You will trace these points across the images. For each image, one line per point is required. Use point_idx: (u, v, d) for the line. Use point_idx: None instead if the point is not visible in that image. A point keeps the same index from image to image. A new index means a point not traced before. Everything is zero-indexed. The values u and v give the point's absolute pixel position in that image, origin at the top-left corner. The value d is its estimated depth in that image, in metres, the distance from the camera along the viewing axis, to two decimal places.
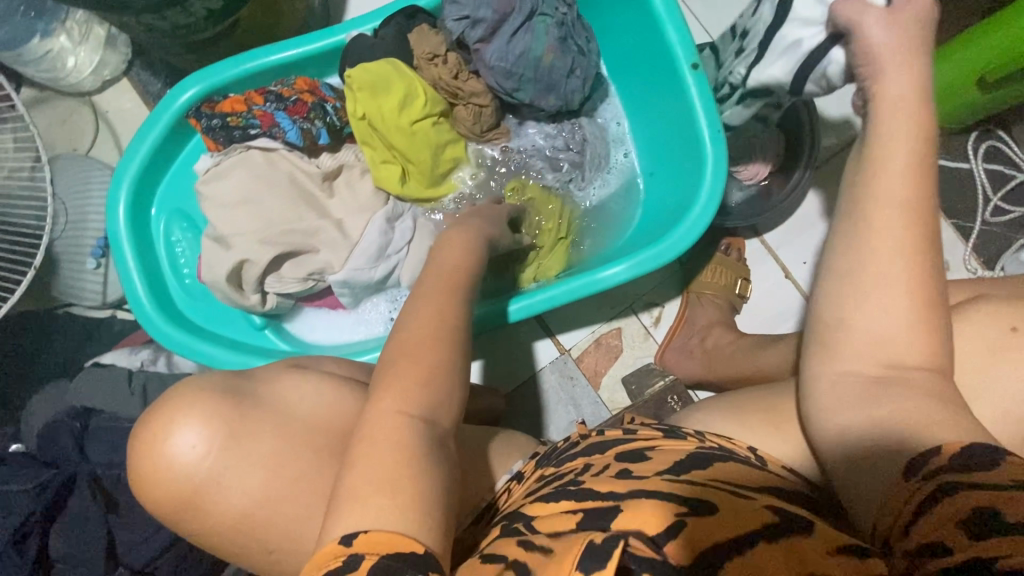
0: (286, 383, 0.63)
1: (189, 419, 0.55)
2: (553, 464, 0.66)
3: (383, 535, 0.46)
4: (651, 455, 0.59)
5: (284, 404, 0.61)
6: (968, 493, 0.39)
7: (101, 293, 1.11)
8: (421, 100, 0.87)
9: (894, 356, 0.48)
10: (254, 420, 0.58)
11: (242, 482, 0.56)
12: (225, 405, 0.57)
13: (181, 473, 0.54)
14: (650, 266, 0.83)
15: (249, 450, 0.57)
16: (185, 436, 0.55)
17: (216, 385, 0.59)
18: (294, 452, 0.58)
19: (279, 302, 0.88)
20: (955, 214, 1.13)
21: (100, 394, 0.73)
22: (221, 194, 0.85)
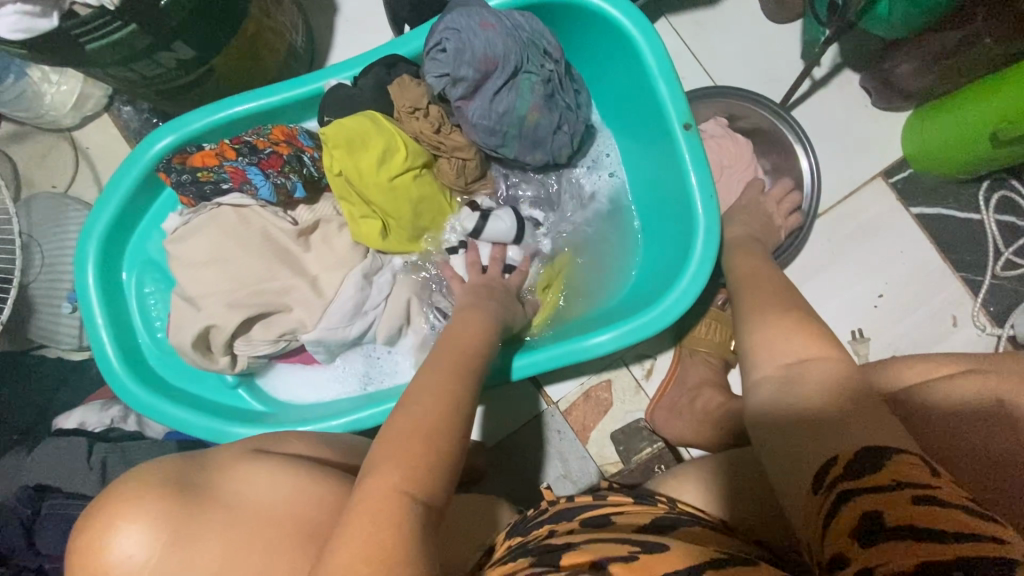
0: (249, 467, 0.57)
1: (133, 523, 0.48)
2: (522, 532, 0.62)
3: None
4: (618, 521, 0.59)
5: (246, 497, 0.54)
6: (858, 502, 0.39)
7: (77, 337, 1.08)
8: (401, 154, 0.83)
9: (789, 355, 0.53)
10: (206, 520, 0.51)
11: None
12: (173, 503, 0.50)
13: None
14: (638, 334, 0.79)
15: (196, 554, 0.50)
16: (127, 543, 0.48)
17: (166, 476, 0.52)
18: (247, 550, 0.51)
19: (250, 362, 0.85)
20: (964, 267, 1.08)
21: (57, 471, 0.70)
22: (189, 253, 0.81)
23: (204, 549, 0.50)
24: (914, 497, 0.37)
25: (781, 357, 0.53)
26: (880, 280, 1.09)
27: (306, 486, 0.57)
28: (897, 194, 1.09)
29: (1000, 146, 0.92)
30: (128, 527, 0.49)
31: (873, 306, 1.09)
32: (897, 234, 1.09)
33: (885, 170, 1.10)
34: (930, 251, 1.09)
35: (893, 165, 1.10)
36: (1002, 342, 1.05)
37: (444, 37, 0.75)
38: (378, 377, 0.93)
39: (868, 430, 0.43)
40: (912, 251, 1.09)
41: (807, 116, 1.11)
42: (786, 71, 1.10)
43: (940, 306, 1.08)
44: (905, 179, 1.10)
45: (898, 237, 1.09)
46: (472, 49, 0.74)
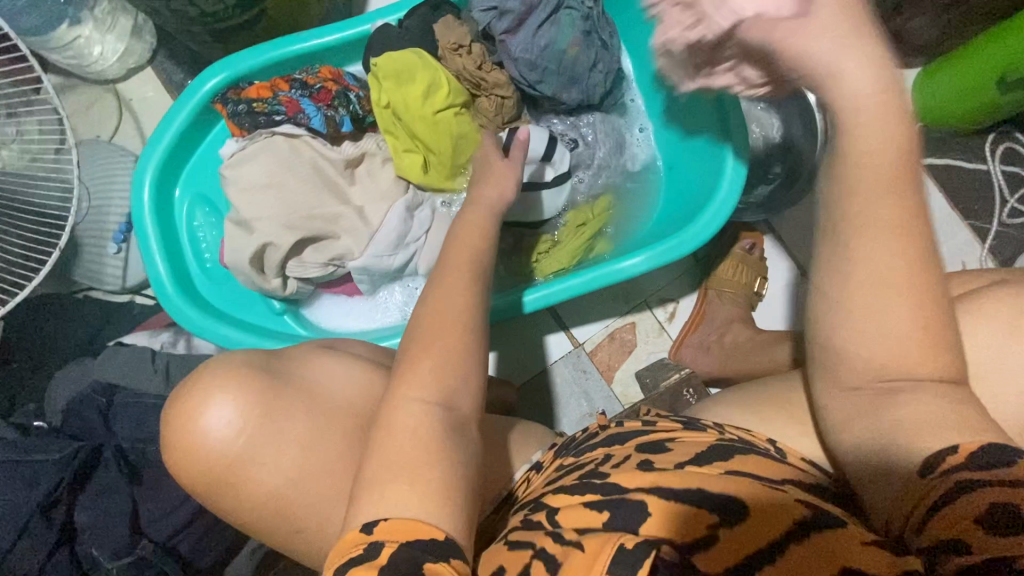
0: (320, 362, 0.64)
1: (222, 396, 0.56)
2: (574, 454, 0.66)
3: (405, 521, 0.46)
4: (672, 447, 0.59)
5: (321, 381, 0.62)
6: (984, 492, 0.41)
7: (121, 277, 1.10)
8: (445, 90, 0.87)
9: (892, 366, 0.49)
10: (286, 398, 0.59)
11: (276, 459, 0.57)
12: (261, 385, 0.58)
13: (216, 449, 0.56)
14: (669, 257, 0.84)
15: (279, 426, 0.57)
16: (218, 414, 0.56)
17: (250, 363, 0.60)
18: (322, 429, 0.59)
19: (300, 287, 0.89)
20: (972, 215, 1.13)
21: (125, 370, 0.74)
22: (245, 178, 0.86)
23: (290, 424, 0.58)
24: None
25: (887, 359, 0.49)
26: None
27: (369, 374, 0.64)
28: None
29: (1006, 90, 0.99)
30: (222, 399, 0.56)
31: None
32: None
33: None
34: (939, 201, 1.14)
35: None
36: None
37: None
38: None
39: (968, 428, 0.45)
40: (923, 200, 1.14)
41: None
42: None
43: (949, 253, 1.13)
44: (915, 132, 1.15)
45: None
46: None
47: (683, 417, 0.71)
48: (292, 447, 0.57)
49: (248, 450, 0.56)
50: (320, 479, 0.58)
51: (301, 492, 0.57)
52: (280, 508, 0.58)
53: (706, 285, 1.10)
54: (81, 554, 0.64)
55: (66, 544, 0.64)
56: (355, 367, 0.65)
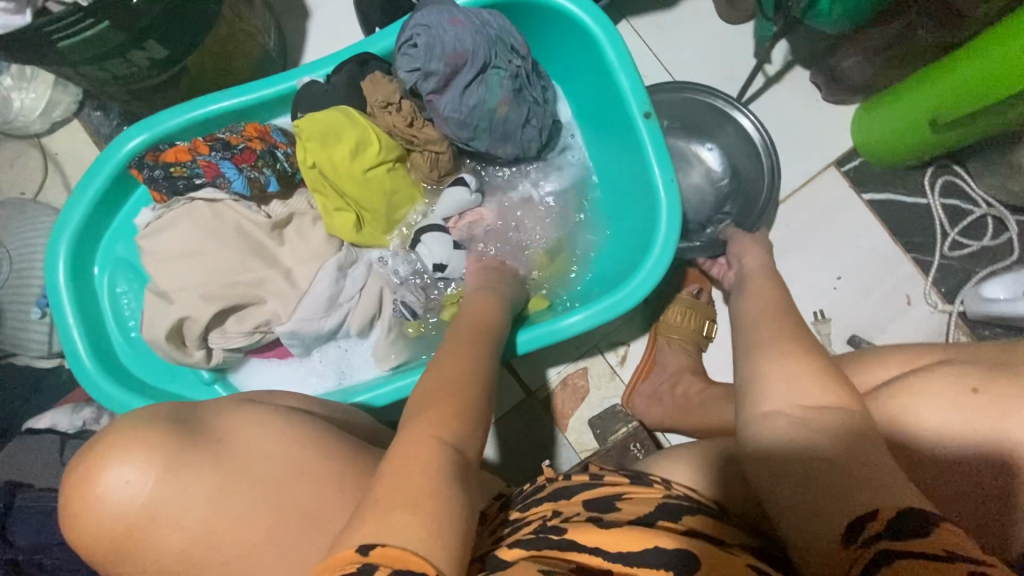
0: (245, 413, 0.58)
1: (126, 452, 0.50)
2: (521, 508, 0.66)
3: (397, 553, 0.40)
4: (620, 506, 0.60)
5: (235, 442, 0.55)
6: (906, 564, 0.36)
7: (48, 343, 1.06)
8: (374, 148, 0.85)
9: (807, 398, 0.45)
10: (203, 454, 0.53)
11: (180, 523, 0.50)
12: (167, 442, 0.52)
13: (116, 512, 0.50)
14: (607, 315, 0.82)
15: (189, 486, 0.51)
16: (119, 473, 0.50)
17: (163, 417, 0.54)
18: (241, 488, 0.52)
19: (226, 356, 0.85)
20: (915, 249, 1.14)
21: (30, 467, 0.70)
22: (164, 247, 0.82)
23: (195, 483, 0.51)
24: (968, 575, 0.35)
25: (798, 395, 0.46)
26: (838, 263, 1.14)
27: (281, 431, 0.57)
28: (850, 182, 1.15)
29: (938, 131, 0.99)
30: (123, 460, 0.50)
31: (832, 288, 1.14)
32: (851, 219, 1.15)
33: (838, 159, 1.16)
34: (882, 235, 1.15)
35: (844, 155, 1.16)
36: (954, 319, 1.11)
37: (415, 32, 0.78)
38: (353, 372, 0.93)
39: (894, 483, 0.40)
40: (867, 235, 1.15)
41: (764, 110, 1.17)
42: (742, 67, 1.17)
43: (894, 287, 1.14)
44: (857, 167, 1.16)
45: (854, 222, 1.15)
46: (441, 45, 0.78)
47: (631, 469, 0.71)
48: (197, 510, 0.51)
49: (149, 513, 0.50)
50: (232, 539, 0.52)
51: (210, 553, 0.51)
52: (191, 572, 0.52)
53: (656, 329, 1.08)
54: None
55: None
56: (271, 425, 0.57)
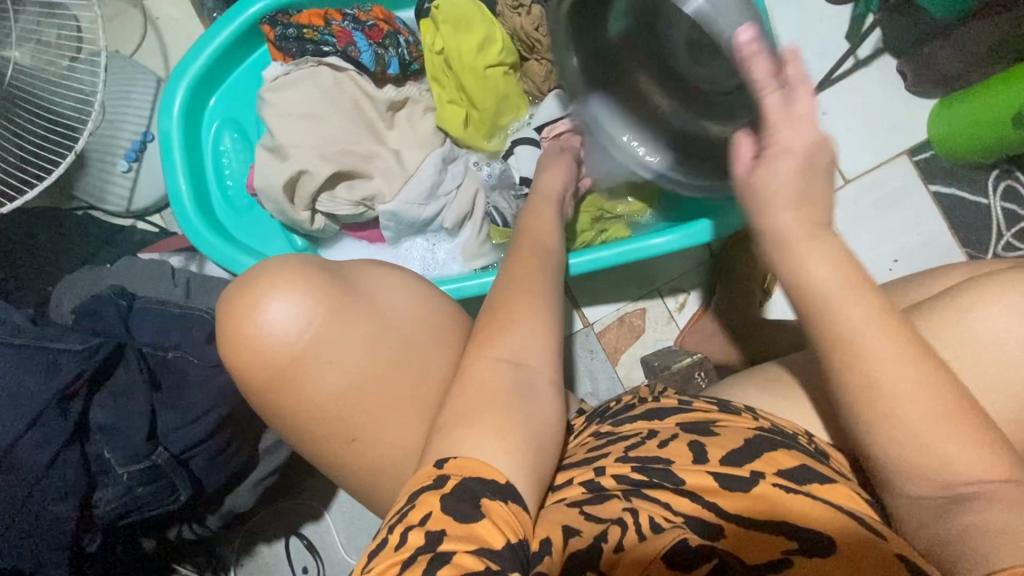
0: (382, 273, 0.60)
1: (286, 290, 0.53)
2: (612, 423, 0.65)
3: (467, 461, 0.48)
4: (719, 432, 0.59)
5: (378, 296, 0.57)
6: None
7: (125, 201, 1.05)
8: (499, 46, 0.87)
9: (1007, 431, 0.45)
10: (352, 306, 0.55)
11: (339, 365, 0.53)
12: (335, 286, 0.55)
13: (276, 345, 0.52)
14: (696, 238, 0.85)
15: (343, 329, 0.54)
16: (277, 308, 0.52)
17: (311, 263, 0.56)
18: (382, 345, 0.55)
19: (326, 225, 0.87)
20: (968, 245, 1.18)
21: (144, 284, 0.71)
22: (286, 103, 0.83)
23: (351, 327, 0.54)
24: None
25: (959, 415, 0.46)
26: (894, 246, 1.19)
27: (432, 305, 0.60)
28: (918, 172, 1.19)
29: None
30: (298, 292, 0.53)
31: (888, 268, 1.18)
32: (911, 206, 1.19)
33: (910, 149, 1.19)
34: (940, 226, 1.19)
35: (917, 145, 1.20)
36: None
37: None
38: (437, 267, 0.95)
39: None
40: (924, 224, 1.19)
41: (849, 91, 1.20)
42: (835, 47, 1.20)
43: None
44: (927, 159, 1.19)
45: (915, 210, 1.19)
46: None
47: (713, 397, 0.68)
48: (357, 354, 0.54)
49: (313, 349, 0.53)
50: (381, 389, 0.55)
51: (358, 400, 0.54)
52: (335, 418, 0.54)
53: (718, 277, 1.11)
54: (91, 454, 0.58)
55: (77, 442, 0.57)
56: (418, 295, 0.60)
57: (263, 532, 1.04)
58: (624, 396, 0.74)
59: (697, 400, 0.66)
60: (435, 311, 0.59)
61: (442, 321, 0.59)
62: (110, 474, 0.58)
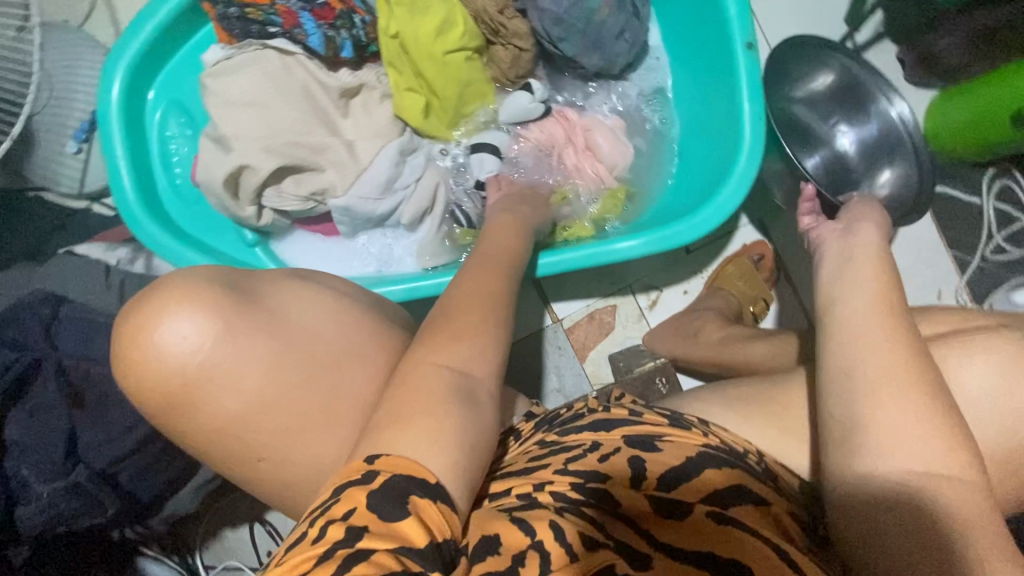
0: (295, 291, 0.56)
1: (182, 311, 0.49)
2: (559, 432, 0.61)
3: (404, 461, 0.45)
4: (662, 448, 0.56)
5: (290, 316, 0.54)
6: None
7: (78, 182, 1.02)
8: (459, 30, 0.81)
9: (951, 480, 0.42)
10: (257, 326, 0.51)
11: (234, 384, 0.50)
12: (231, 298, 0.51)
13: (169, 367, 0.49)
14: (665, 243, 0.81)
15: (245, 351, 0.51)
16: (172, 329, 0.49)
17: (215, 279, 0.52)
18: (288, 370, 0.52)
19: (275, 220, 0.83)
20: (955, 246, 1.13)
21: (74, 283, 0.68)
22: (228, 90, 0.79)
23: (254, 349, 0.51)
24: None
25: (897, 409, 0.44)
26: None
27: (343, 316, 0.56)
28: None
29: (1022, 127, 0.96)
30: (190, 305, 0.49)
31: None
32: None
33: None
34: (927, 225, 1.14)
35: None
36: None
37: None
38: (393, 264, 0.91)
39: None
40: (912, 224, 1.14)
41: None
42: (832, 33, 1.12)
43: (925, 280, 1.13)
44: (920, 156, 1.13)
45: None
46: None
47: (664, 409, 0.66)
48: (254, 374, 0.51)
49: (205, 368, 0.50)
50: (284, 412, 0.52)
51: (257, 424, 0.51)
52: (234, 444, 0.52)
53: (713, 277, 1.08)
54: (9, 472, 0.60)
55: None
56: (336, 310, 0.56)
57: (229, 517, 0.99)
58: (576, 402, 0.70)
59: (650, 412, 0.63)
60: (355, 330, 0.56)
61: (355, 335, 0.56)
62: (31, 491, 0.60)
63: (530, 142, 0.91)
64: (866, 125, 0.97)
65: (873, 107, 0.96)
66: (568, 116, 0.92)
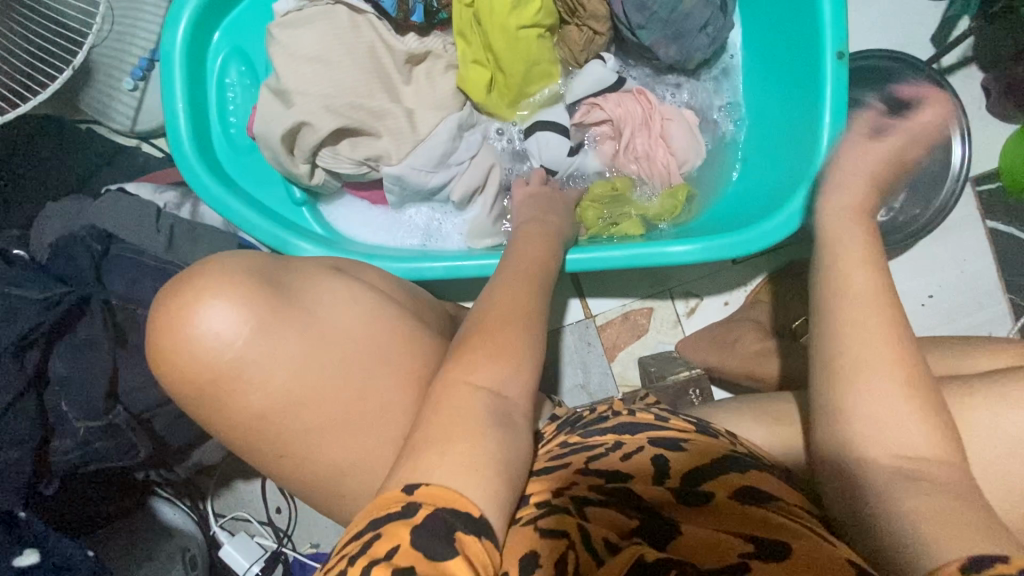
0: (326, 284, 0.58)
1: (218, 300, 0.50)
2: (580, 432, 0.61)
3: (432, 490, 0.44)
4: (686, 448, 0.57)
5: (322, 311, 0.55)
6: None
7: (129, 120, 1.00)
8: (536, 6, 0.78)
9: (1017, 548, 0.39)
10: (293, 319, 0.53)
11: (263, 384, 0.51)
12: (263, 295, 0.52)
13: (203, 360, 0.50)
14: (719, 253, 0.77)
15: (279, 345, 0.52)
16: (209, 319, 0.50)
17: (248, 271, 0.53)
18: (320, 363, 0.54)
19: (327, 180, 0.82)
20: (1014, 290, 1.07)
21: (125, 223, 0.69)
22: (295, 42, 0.77)
23: (288, 343, 0.52)
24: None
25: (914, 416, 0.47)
26: (933, 281, 1.08)
27: (373, 317, 0.58)
28: (978, 204, 1.08)
29: None
30: (219, 304, 0.50)
31: (919, 305, 1.08)
32: (962, 239, 1.08)
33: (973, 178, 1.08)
34: (988, 265, 1.08)
35: (981, 176, 1.08)
36: None
37: None
38: (438, 240, 0.90)
39: None
40: (973, 262, 1.08)
41: None
42: (918, 52, 1.06)
43: (977, 322, 1.07)
44: (990, 191, 1.07)
45: (963, 246, 1.08)
46: None
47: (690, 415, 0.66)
48: (285, 374, 0.52)
49: (235, 368, 0.51)
50: (306, 415, 0.53)
51: (282, 425, 0.53)
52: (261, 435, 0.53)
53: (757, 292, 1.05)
54: (51, 404, 0.60)
55: (34, 392, 0.59)
56: (366, 307, 0.58)
57: (241, 469, 1.01)
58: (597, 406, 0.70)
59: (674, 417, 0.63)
60: (383, 330, 0.58)
61: (384, 337, 0.58)
62: (67, 424, 0.60)
63: (606, 115, 0.86)
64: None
65: (935, 137, 0.95)
66: (646, 95, 0.86)
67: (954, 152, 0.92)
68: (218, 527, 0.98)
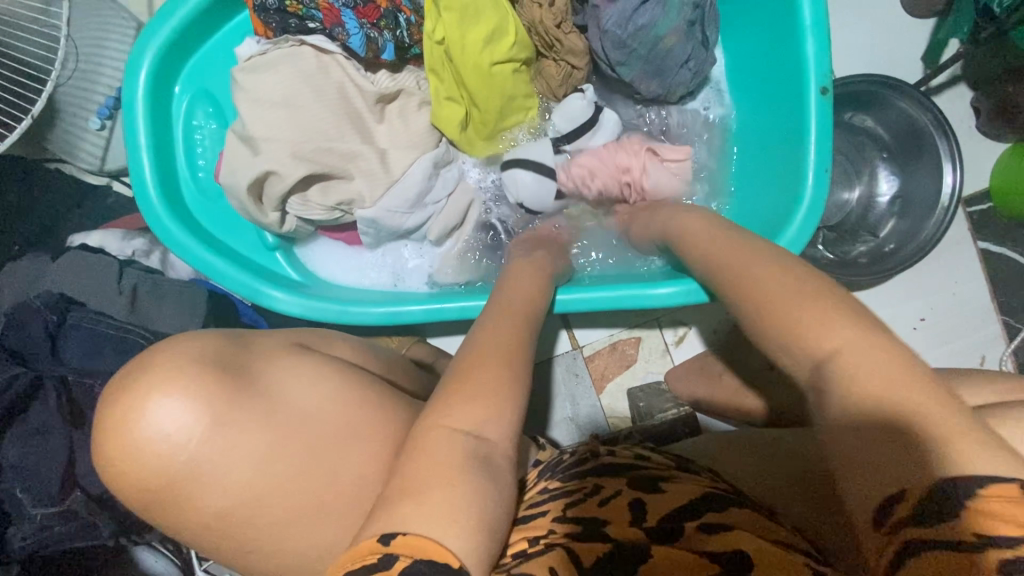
0: (288, 366, 0.55)
1: (165, 397, 0.46)
2: (561, 476, 0.60)
3: (418, 538, 0.41)
4: (665, 489, 0.55)
5: (283, 398, 0.52)
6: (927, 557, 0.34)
7: (98, 159, 0.96)
8: (510, 41, 0.75)
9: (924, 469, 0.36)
10: (252, 408, 0.49)
11: (224, 480, 0.48)
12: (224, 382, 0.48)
13: (150, 465, 0.46)
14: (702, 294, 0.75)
15: (236, 441, 0.48)
16: (160, 418, 0.45)
17: (205, 353, 0.50)
18: (281, 452, 0.50)
19: (299, 226, 0.80)
20: (1008, 311, 1.05)
21: (89, 286, 0.68)
22: (261, 88, 0.75)
23: (248, 434, 0.49)
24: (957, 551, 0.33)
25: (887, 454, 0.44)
26: (924, 303, 1.06)
27: (341, 396, 0.56)
28: (969, 224, 1.05)
29: None
30: (167, 398, 0.46)
31: (912, 328, 1.05)
32: (954, 259, 1.06)
33: (962, 199, 1.06)
34: (980, 286, 1.05)
35: (970, 196, 1.06)
36: None
37: None
38: (417, 277, 0.87)
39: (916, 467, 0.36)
40: (964, 282, 1.06)
41: None
42: (904, 72, 1.04)
43: (970, 344, 1.05)
44: (980, 213, 1.05)
45: (955, 266, 1.06)
46: None
47: (674, 456, 0.64)
48: (243, 469, 0.48)
49: (190, 468, 0.47)
50: (267, 512, 0.50)
51: (245, 519, 0.49)
52: (224, 531, 0.50)
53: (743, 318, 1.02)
54: (3, 493, 0.61)
55: None
56: (331, 390, 0.56)
57: None
58: (579, 446, 0.68)
59: (656, 459, 0.62)
60: (346, 414, 0.55)
61: (349, 414, 0.55)
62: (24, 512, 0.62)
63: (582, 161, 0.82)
64: (914, 177, 0.93)
65: (927, 163, 0.91)
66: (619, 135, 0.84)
67: (943, 181, 0.89)
68: (203, 570, 0.92)
